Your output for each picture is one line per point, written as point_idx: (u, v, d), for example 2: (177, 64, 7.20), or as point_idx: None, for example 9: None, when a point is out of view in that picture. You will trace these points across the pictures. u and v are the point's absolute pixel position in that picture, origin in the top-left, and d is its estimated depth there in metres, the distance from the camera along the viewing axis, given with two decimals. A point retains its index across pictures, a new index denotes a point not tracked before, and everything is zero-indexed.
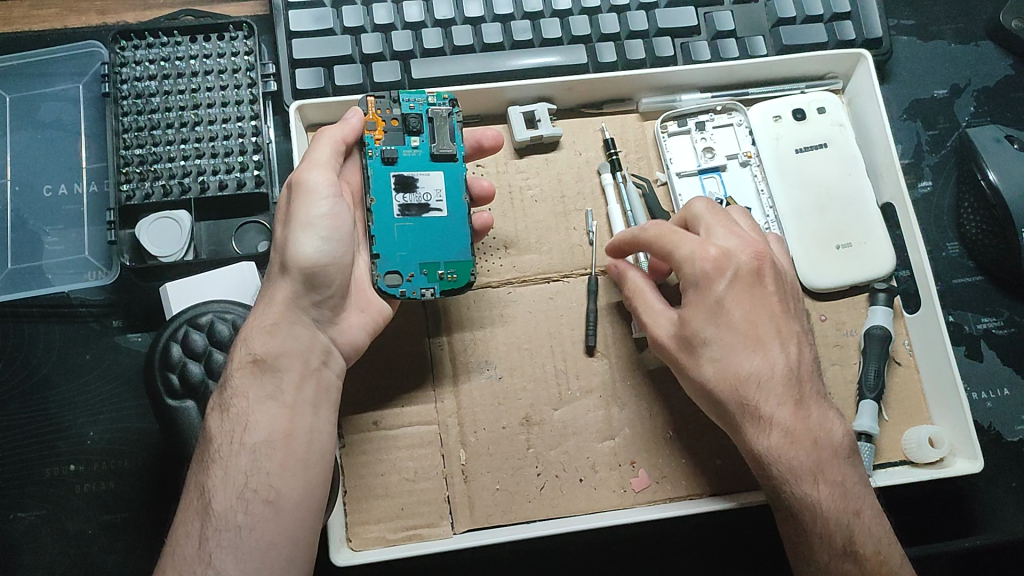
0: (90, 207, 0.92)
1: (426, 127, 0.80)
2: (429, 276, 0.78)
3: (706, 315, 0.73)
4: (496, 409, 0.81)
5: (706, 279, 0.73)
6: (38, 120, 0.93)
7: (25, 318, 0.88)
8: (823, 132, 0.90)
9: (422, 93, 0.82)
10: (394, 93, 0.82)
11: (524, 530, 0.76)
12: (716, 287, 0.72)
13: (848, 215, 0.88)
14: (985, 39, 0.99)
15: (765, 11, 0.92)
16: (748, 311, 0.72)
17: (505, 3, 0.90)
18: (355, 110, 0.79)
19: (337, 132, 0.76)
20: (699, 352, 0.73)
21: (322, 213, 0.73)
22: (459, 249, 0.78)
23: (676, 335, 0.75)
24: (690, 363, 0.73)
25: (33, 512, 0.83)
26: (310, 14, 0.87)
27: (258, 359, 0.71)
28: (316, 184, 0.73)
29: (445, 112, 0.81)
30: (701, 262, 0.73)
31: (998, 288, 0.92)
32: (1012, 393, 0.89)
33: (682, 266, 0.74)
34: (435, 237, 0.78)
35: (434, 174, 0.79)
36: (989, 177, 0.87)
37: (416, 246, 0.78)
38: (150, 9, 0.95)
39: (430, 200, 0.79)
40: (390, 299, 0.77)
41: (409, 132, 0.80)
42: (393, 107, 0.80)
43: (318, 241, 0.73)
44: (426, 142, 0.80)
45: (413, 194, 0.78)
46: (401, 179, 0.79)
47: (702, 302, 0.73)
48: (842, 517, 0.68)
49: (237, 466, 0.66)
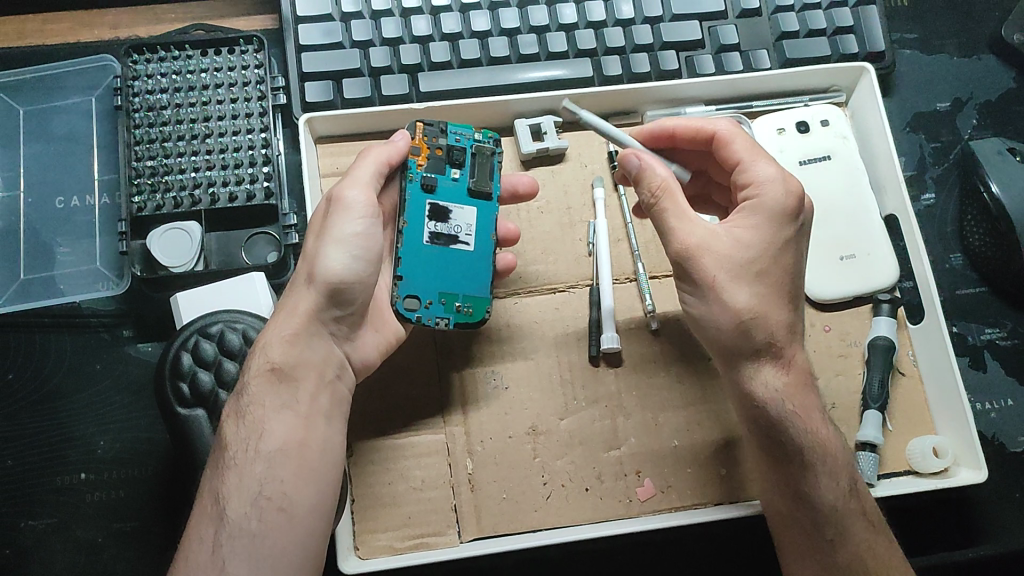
0: (101, 218, 0.93)
1: (467, 161, 0.81)
2: (447, 305, 0.80)
3: (770, 248, 0.73)
4: (502, 418, 0.82)
5: (784, 216, 0.74)
6: (51, 133, 0.95)
7: (38, 327, 0.89)
8: (826, 145, 0.91)
9: (469, 128, 0.82)
10: (443, 122, 0.82)
11: (530, 539, 0.76)
12: (783, 230, 0.74)
13: (851, 227, 0.89)
14: (986, 52, 1.00)
15: (769, 25, 0.93)
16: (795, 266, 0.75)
17: (512, 17, 0.91)
18: (404, 133, 0.79)
19: (381, 153, 0.77)
20: (744, 278, 0.72)
21: (356, 231, 0.74)
22: (478, 285, 0.80)
23: (731, 259, 0.72)
24: (730, 282, 0.72)
25: (44, 520, 0.84)
26: (320, 29, 0.88)
27: (277, 368, 0.71)
28: (354, 202, 0.75)
29: (488, 150, 0.82)
30: (777, 193, 0.74)
31: (1001, 300, 0.93)
32: (1014, 404, 0.90)
33: (760, 187, 0.75)
34: (456, 270, 0.80)
35: (469, 209, 0.81)
36: (991, 189, 0.87)
37: (438, 275, 0.80)
38: (162, 23, 0.97)
39: (460, 233, 0.80)
40: (405, 321, 0.79)
41: (451, 163, 0.81)
42: (440, 137, 0.81)
43: (347, 257, 0.73)
44: (466, 177, 0.81)
45: (444, 224, 0.80)
46: (435, 208, 0.80)
47: (767, 237, 0.73)
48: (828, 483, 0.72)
49: (252, 473, 0.67)
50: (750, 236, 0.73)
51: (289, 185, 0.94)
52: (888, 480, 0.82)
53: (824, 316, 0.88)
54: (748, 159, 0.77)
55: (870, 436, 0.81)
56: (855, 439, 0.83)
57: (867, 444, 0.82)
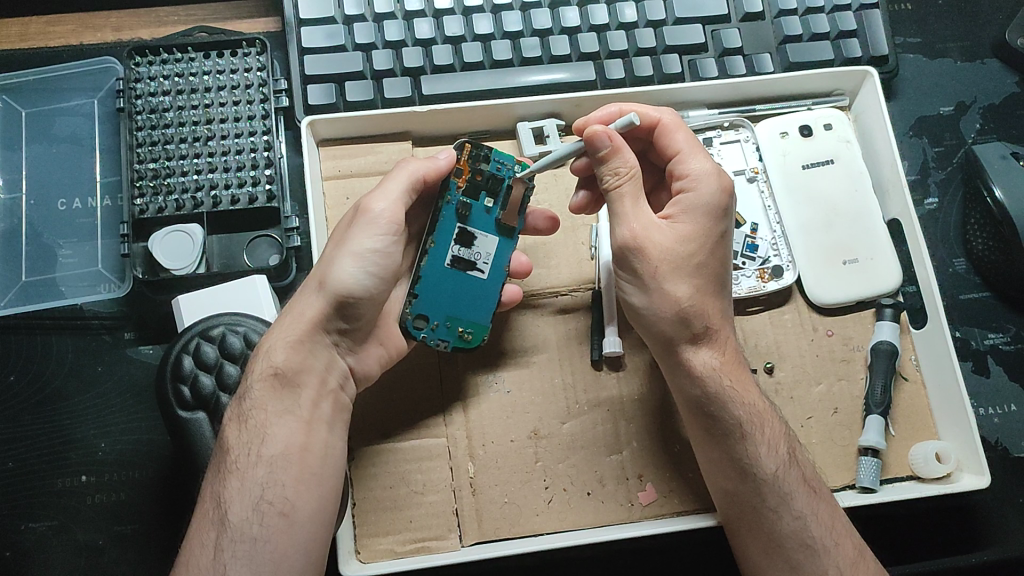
0: (103, 221, 0.93)
1: (502, 192, 0.80)
2: (450, 328, 0.80)
3: (708, 240, 0.75)
4: (504, 422, 0.82)
5: (717, 213, 0.76)
6: (53, 136, 0.95)
7: (39, 330, 0.89)
8: (830, 149, 0.91)
9: (513, 158, 0.80)
10: (489, 147, 0.80)
11: (532, 543, 0.76)
12: (717, 225, 0.76)
13: (854, 232, 0.89)
14: (990, 56, 1.00)
15: (772, 28, 0.93)
16: (724, 260, 0.77)
17: (515, 20, 0.90)
18: (449, 151, 0.80)
19: (419, 169, 0.77)
20: (682, 274, 0.74)
21: (374, 247, 0.74)
22: (484, 312, 0.80)
23: (675, 251, 0.74)
24: (670, 278, 0.74)
25: (44, 522, 0.84)
26: (323, 31, 0.88)
27: (279, 373, 0.71)
28: (379, 216, 0.74)
29: (523, 184, 0.80)
30: (711, 188, 0.76)
31: (1004, 304, 0.93)
32: (1017, 408, 0.89)
33: (697, 182, 0.76)
34: (466, 295, 0.79)
35: (492, 239, 0.80)
36: (995, 195, 0.87)
37: (450, 297, 0.79)
38: (164, 26, 0.97)
39: (478, 260, 0.79)
40: (409, 338, 0.79)
41: (486, 192, 0.79)
42: (482, 163, 0.80)
43: (362, 273, 0.73)
44: (497, 208, 0.80)
45: (467, 249, 0.79)
46: (462, 232, 0.79)
47: (707, 230, 0.75)
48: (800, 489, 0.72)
49: (254, 478, 0.67)
50: (689, 230, 0.75)
51: (290, 188, 0.94)
52: (891, 486, 0.82)
53: (826, 320, 0.88)
54: (687, 151, 0.78)
55: (872, 441, 0.81)
56: (857, 445, 0.82)
57: (870, 449, 0.81)
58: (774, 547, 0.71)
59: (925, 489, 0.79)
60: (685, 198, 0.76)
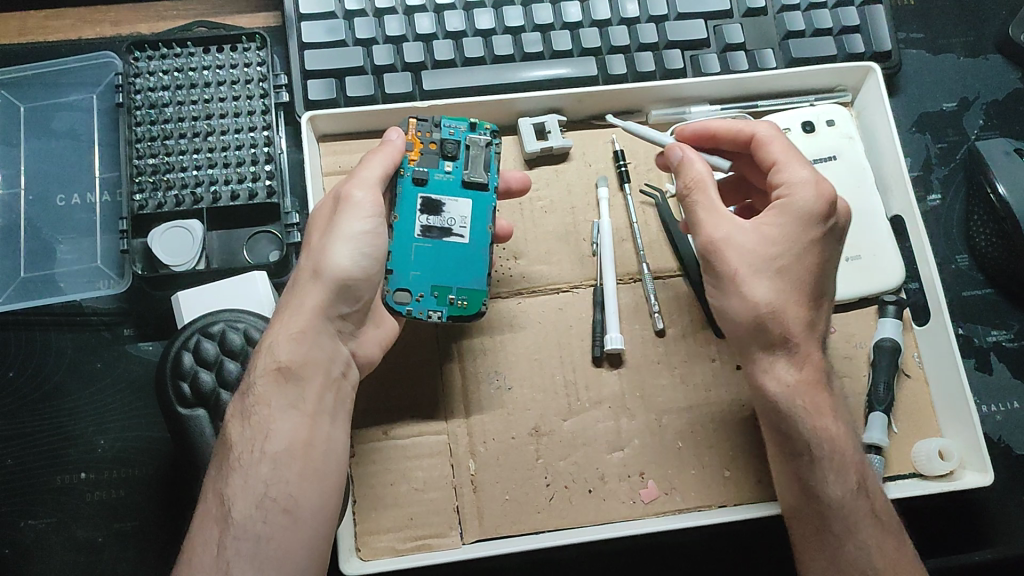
0: (102, 216, 0.92)
1: (461, 153, 0.81)
2: (440, 298, 0.78)
3: (790, 246, 0.72)
4: (505, 419, 0.81)
5: (813, 218, 0.72)
6: (51, 130, 0.94)
7: (38, 326, 0.89)
8: (832, 144, 0.91)
9: (464, 120, 0.82)
10: (436, 117, 0.83)
11: (532, 540, 0.76)
12: (809, 230, 0.72)
13: (861, 228, 0.88)
14: (994, 52, 1.00)
15: (774, 24, 0.93)
16: (823, 266, 0.73)
17: (517, 15, 0.90)
18: (395, 128, 0.79)
19: (387, 154, 0.77)
20: (764, 273, 0.71)
21: (364, 229, 0.74)
22: (476, 277, 0.79)
23: (756, 253, 0.72)
24: (749, 278, 0.71)
25: (43, 520, 0.84)
26: (323, 26, 0.88)
27: (282, 367, 0.69)
28: (362, 201, 0.74)
29: (482, 143, 0.82)
30: (810, 197, 0.72)
31: (1008, 300, 0.92)
32: (1020, 406, 0.89)
33: (791, 190, 0.74)
34: (452, 263, 0.79)
35: (462, 201, 0.80)
36: (998, 190, 0.86)
37: (432, 268, 0.78)
38: (164, 20, 0.96)
39: (454, 225, 0.79)
40: (396, 315, 0.78)
41: (444, 156, 0.81)
42: (433, 131, 0.81)
43: (355, 254, 0.73)
44: (459, 168, 0.81)
45: (437, 217, 0.79)
46: (428, 201, 0.79)
47: (793, 238, 0.72)
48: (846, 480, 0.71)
49: (258, 475, 0.65)
50: (778, 234, 0.72)
51: (291, 184, 0.93)
52: (894, 483, 0.82)
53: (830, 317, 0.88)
54: (784, 163, 0.76)
55: (877, 439, 0.80)
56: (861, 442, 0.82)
57: (873, 446, 0.81)
58: (839, 548, 0.70)
59: (927, 488, 0.79)
60: (777, 205, 0.74)
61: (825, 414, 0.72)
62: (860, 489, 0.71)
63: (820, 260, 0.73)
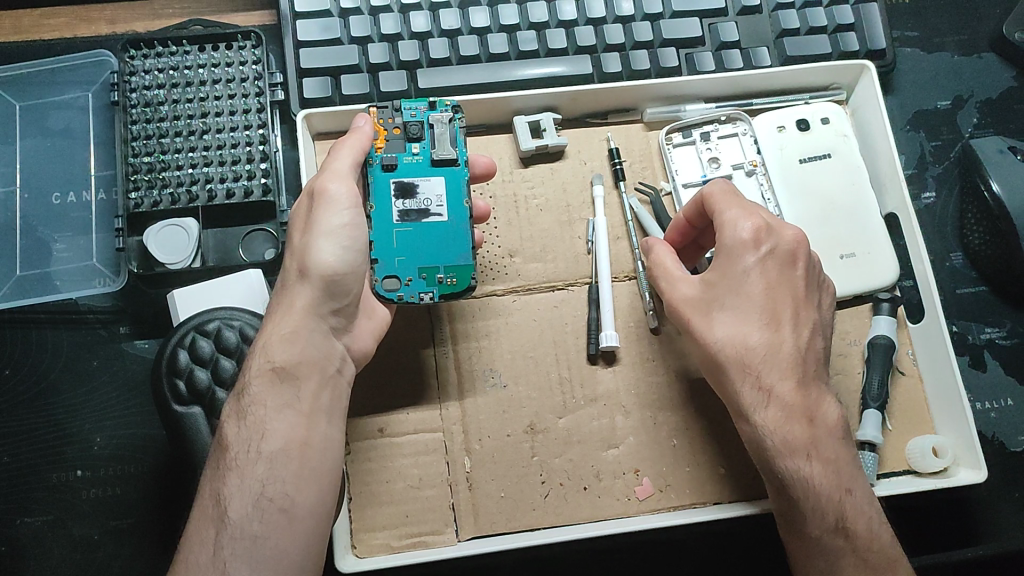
0: (97, 214, 0.92)
1: (427, 133, 0.81)
2: (428, 280, 0.78)
3: (728, 284, 0.73)
4: (500, 416, 0.81)
5: (744, 252, 0.73)
6: (47, 128, 0.94)
7: (34, 324, 0.89)
8: (826, 142, 0.91)
9: (423, 100, 0.82)
10: (396, 102, 0.83)
11: (527, 538, 0.76)
12: (743, 264, 0.73)
13: (852, 225, 0.88)
14: (988, 51, 1.00)
15: (769, 22, 0.93)
16: (774, 284, 0.73)
17: (512, 13, 0.90)
18: (364, 115, 0.79)
19: (355, 143, 0.76)
20: (714, 314, 0.73)
21: (343, 222, 0.73)
22: (460, 252, 0.79)
23: (696, 299, 0.75)
24: (701, 326, 0.73)
25: (40, 517, 0.84)
26: (318, 24, 0.88)
27: (278, 368, 0.70)
28: (338, 194, 0.74)
29: (443, 120, 0.81)
30: (740, 229, 0.74)
31: (1002, 298, 0.93)
32: (1013, 403, 0.89)
33: (722, 232, 0.75)
34: (434, 242, 0.79)
35: (435, 179, 0.80)
36: (991, 188, 0.86)
37: (415, 251, 0.78)
38: (160, 18, 0.96)
39: (430, 205, 0.79)
40: (388, 303, 0.78)
41: (409, 139, 0.81)
42: (395, 116, 0.82)
43: (338, 249, 0.73)
44: (427, 149, 0.81)
45: (413, 200, 0.79)
46: (401, 185, 0.79)
47: (727, 276, 0.73)
48: (835, 495, 0.68)
49: (254, 475, 0.65)
50: (717, 279, 0.74)
51: (287, 182, 0.93)
52: (888, 479, 0.82)
53: None
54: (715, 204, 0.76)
55: (870, 436, 0.81)
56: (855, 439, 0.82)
57: (867, 443, 0.81)
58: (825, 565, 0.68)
59: (921, 484, 0.79)
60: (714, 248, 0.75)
61: (819, 408, 0.70)
62: (837, 528, 0.67)
63: (769, 280, 0.73)
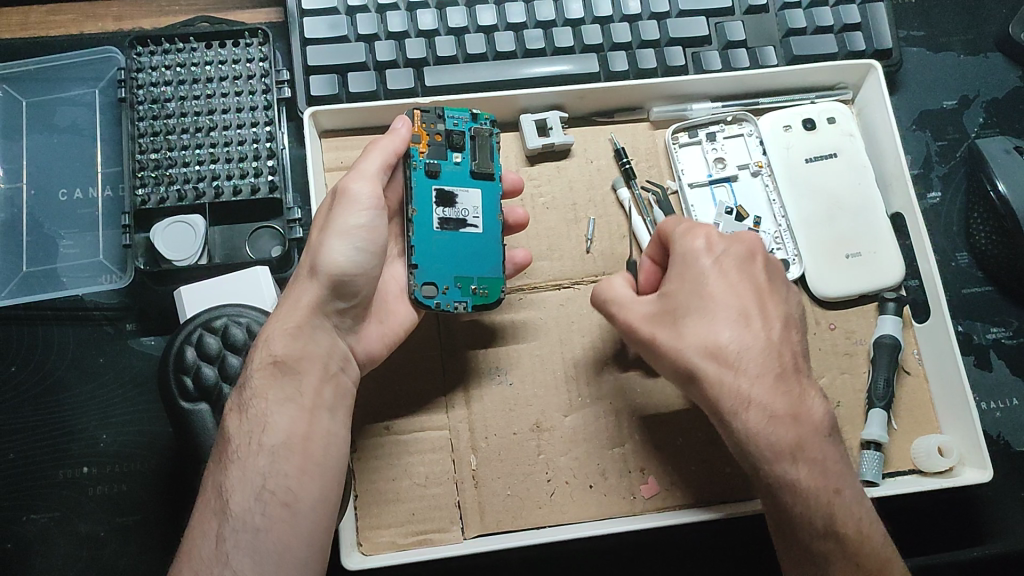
0: (104, 211, 0.92)
1: (467, 144, 0.81)
2: (463, 289, 0.79)
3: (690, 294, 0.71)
4: (507, 414, 0.81)
5: (701, 256, 0.72)
6: (54, 125, 0.94)
7: (39, 320, 0.89)
8: (833, 142, 0.91)
9: (466, 110, 0.82)
10: (439, 107, 0.82)
11: (535, 535, 0.76)
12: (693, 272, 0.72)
13: (858, 225, 0.88)
14: (994, 50, 1.00)
15: (776, 20, 0.93)
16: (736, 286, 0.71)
17: (518, 11, 0.90)
18: (404, 119, 0.79)
19: (389, 146, 0.77)
20: (681, 323, 0.70)
21: (359, 223, 0.74)
22: (492, 265, 0.80)
23: (656, 311, 0.72)
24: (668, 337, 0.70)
25: (46, 514, 0.84)
26: (325, 22, 0.88)
27: (279, 361, 0.70)
28: (359, 195, 0.74)
29: (485, 134, 0.82)
30: (695, 237, 0.73)
31: (1007, 297, 0.93)
32: (1018, 403, 0.89)
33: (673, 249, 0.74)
34: (468, 253, 0.79)
35: (473, 191, 0.81)
36: (998, 188, 0.86)
37: (452, 261, 0.79)
38: (167, 15, 0.96)
39: (468, 216, 0.80)
40: (422, 309, 0.79)
41: (452, 148, 0.81)
42: (438, 122, 0.81)
43: (351, 250, 0.73)
44: (467, 160, 0.81)
45: (452, 210, 0.80)
46: (442, 194, 0.80)
47: (687, 285, 0.71)
48: (822, 500, 0.65)
49: (255, 467, 0.65)
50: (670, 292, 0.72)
51: (293, 179, 0.93)
52: (892, 479, 0.82)
53: (829, 314, 0.88)
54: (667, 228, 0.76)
55: (875, 435, 0.81)
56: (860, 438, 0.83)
57: (872, 443, 0.81)
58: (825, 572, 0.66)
59: (926, 484, 0.79)
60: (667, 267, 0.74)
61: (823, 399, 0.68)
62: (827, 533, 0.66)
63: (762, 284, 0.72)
